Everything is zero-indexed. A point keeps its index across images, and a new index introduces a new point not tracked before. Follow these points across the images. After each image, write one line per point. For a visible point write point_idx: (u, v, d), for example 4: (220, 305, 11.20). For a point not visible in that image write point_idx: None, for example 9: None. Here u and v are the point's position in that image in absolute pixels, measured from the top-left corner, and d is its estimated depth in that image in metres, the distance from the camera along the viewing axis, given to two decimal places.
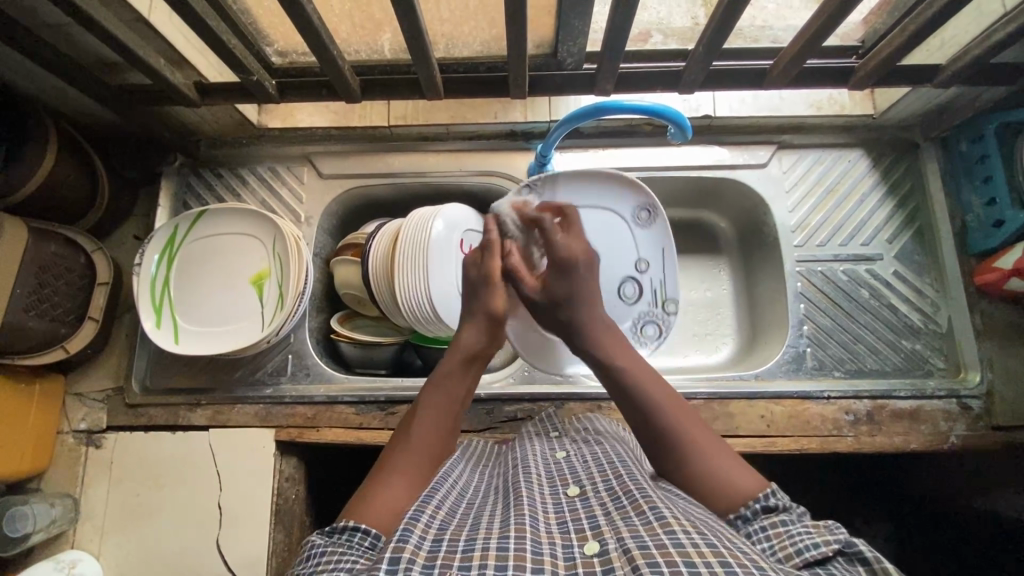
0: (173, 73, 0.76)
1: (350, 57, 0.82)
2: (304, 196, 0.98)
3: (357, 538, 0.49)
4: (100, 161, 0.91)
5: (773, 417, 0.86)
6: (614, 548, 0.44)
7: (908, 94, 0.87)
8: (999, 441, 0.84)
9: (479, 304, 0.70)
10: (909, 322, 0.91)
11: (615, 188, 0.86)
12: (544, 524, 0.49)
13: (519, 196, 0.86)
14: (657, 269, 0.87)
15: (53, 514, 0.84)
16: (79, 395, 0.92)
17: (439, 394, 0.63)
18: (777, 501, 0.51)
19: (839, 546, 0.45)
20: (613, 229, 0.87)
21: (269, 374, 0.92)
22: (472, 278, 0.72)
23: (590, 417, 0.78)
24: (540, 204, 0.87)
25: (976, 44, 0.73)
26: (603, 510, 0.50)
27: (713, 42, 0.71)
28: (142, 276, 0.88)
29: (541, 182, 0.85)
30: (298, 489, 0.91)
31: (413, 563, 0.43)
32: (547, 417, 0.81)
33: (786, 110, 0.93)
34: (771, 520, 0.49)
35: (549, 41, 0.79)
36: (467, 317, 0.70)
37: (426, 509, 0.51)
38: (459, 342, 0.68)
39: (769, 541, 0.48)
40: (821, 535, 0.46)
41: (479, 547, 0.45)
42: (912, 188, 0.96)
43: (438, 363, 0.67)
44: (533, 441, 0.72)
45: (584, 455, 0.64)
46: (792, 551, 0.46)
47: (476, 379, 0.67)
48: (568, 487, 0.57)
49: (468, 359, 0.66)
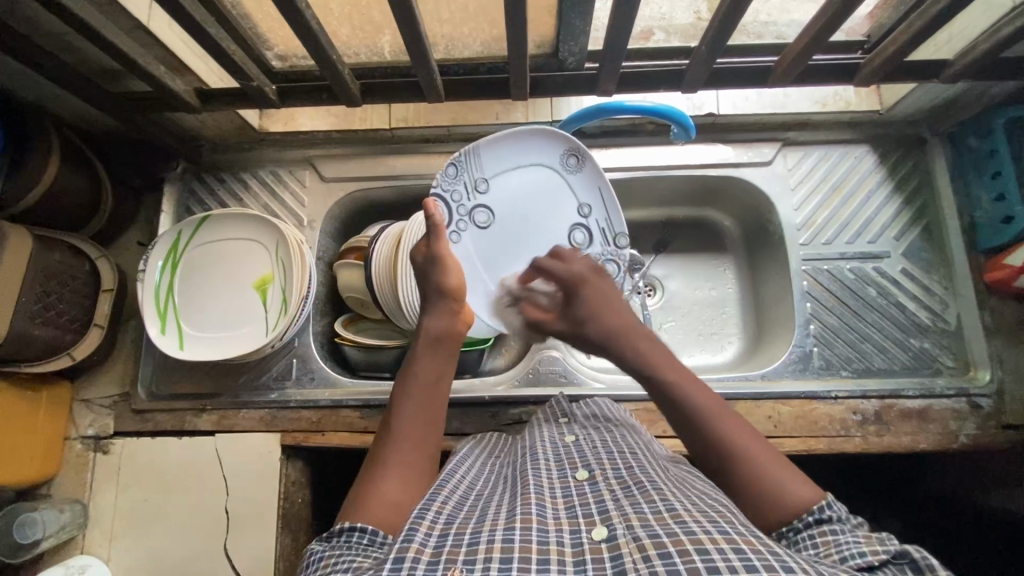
0: (173, 80, 0.76)
1: (350, 60, 0.81)
2: (306, 199, 0.98)
3: (355, 537, 0.50)
4: (102, 167, 0.91)
5: (780, 418, 0.85)
6: (622, 535, 0.44)
7: (915, 90, 0.86)
8: (1009, 439, 0.83)
9: (433, 287, 0.69)
10: (917, 320, 0.90)
11: (541, 139, 0.80)
12: (551, 512, 0.49)
13: (446, 177, 0.77)
14: (599, 210, 0.84)
15: (63, 520, 0.84)
16: (86, 401, 0.93)
17: (413, 381, 0.63)
18: (832, 512, 0.51)
19: (888, 556, 0.45)
20: (549, 183, 0.82)
21: (273, 379, 0.92)
22: (420, 265, 0.70)
23: (594, 401, 0.78)
24: (469, 179, 0.78)
25: (986, 37, 0.72)
26: (611, 497, 0.50)
27: (716, 42, 0.70)
28: (146, 283, 0.88)
29: (466, 156, 0.77)
30: (305, 492, 0.91)
31: (418, 561, 0.43)
32: (555, 403, 0.79)
33: (790, 107, 0.93)
34: (820, 530, 0.50)
35: (549, 41, 0.78)
36: (429, 302, 0.68)
37: (432, 505, 0.51)
38: (427, 326, 0.67)
39: (816, 548, 0.48)
40: (869, 545, 0.46)
41: (485, 539, 0.45)
42: (920, 185, 0.94)
43: (408, 351, 0.66)
44: (542, 426, 0.71)
45: (592, 440, 0.63)
46: (838, 558, 0.46)
47: (451, 360, 0.66)
48: (577, 470, 0.56)
49: (436, 340, 0.65)
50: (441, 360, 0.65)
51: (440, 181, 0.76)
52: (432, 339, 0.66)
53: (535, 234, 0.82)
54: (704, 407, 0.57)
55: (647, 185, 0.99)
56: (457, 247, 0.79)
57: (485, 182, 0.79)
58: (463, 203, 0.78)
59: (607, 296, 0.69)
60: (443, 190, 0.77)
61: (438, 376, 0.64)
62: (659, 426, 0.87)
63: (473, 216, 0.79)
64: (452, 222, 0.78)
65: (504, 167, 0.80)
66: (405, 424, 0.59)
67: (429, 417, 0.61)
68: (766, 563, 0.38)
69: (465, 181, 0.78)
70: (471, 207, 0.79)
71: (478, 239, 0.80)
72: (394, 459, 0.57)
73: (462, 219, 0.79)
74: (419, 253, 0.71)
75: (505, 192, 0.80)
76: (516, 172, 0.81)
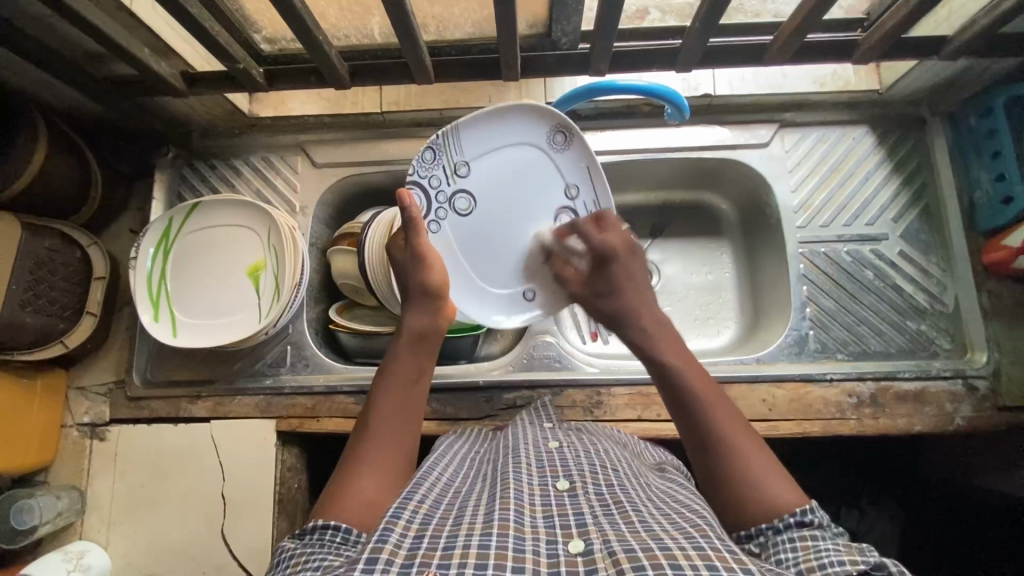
0: (157, 63, 0.75)
1: (340, 42, 0.80)
2: (298, 184, 0.97)
3: (328, 535, 0.50)
4: (91, 155, 0.91)
5: (775, 400, 0.85)
6: (599, 549, 0.44)
7: (916, 67, 0.84)
8: (1005, 421, 0.83)
9: (416, 286, 0.69)
10: (914, 303, 0.90)
11: (524, 118, 0.77)
12: (529, 519, 0.48)
13: (424, 160, 0.76)
14: (587, 190, 0.80)
15: (60, 506, 0.85)
16: (82, 389, 0.93)
17: (391, 379, 0.63)
18: (814, 518, 0.51)
19: (868, 567, 0.45)
20: (535, 163, 0.79)
21: (268, 365, 0.92)
22: (400, 260, 0.71)
23: (586, 423, 0.76)
24: (449, 162, 0.77)
25: (987, 12, 0.70)
26: (590, 510, 0.50)
27: (710, 19, 0.69)
28: (138, 270, 0.88)
29: (444, 139, 0.76)
30: (301, 478, 0.91)
31: (391, 564, 0.43)
32: (541, 407, 0.78)
33: (787, 87, 0.91)
34: (801, 533, 0.49)
35: (542, 20, 0.76)
36: (410, 299, 0.69)
37: (408, 506, 0.50)
38: (409, 323, 0.68)
39: (794, 553, 0.48)
40: (849, 555, 0.45)
41: (460, 544, 0.45)
42: (919, 166, 0.93)
43: (389, 348, 0.67)
44: (525, 428, 0.70)
45: (575, 449, 0.62)
46: (815, 565, 0.46)
47: (430, 356, 0.67)
48: (557, 480, 0.55)
49: (417, 338, 0.66)
50: (420, 358, 0.65)
51: (416, 167, 0.75)
52: (413, 337, 0.66)
53: (517, 218, 0.80)
54: (703, 396, 0.59)
55: (644, 168, 0.98)
56: (435, 235, 0.78)
57: (465, 165, 0.77)
58: (442, 189, 0.77)
59: (632, 276, 0.69)
60: (420, 176, 0.76)
61: (417, 375, 0.64)
62: (652, 409, 0.87)
63: (453, 202, 0.78)
64: (431, 209, 0.77)
65: (485, 148, 0.78)
66: (382, 422, 0.60)
67: (407, 415, 0.61)
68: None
69: (443, 166, 0.77)
70: (450, 193, 0.78)
71: (458, 226, 0.79)
72: (368, 456, 0.57)
73: (441, 207, 0.78)
74: (399, 249, 0.71)
75: (485, 176, 0.78)
76: (499, 153, 0.78)
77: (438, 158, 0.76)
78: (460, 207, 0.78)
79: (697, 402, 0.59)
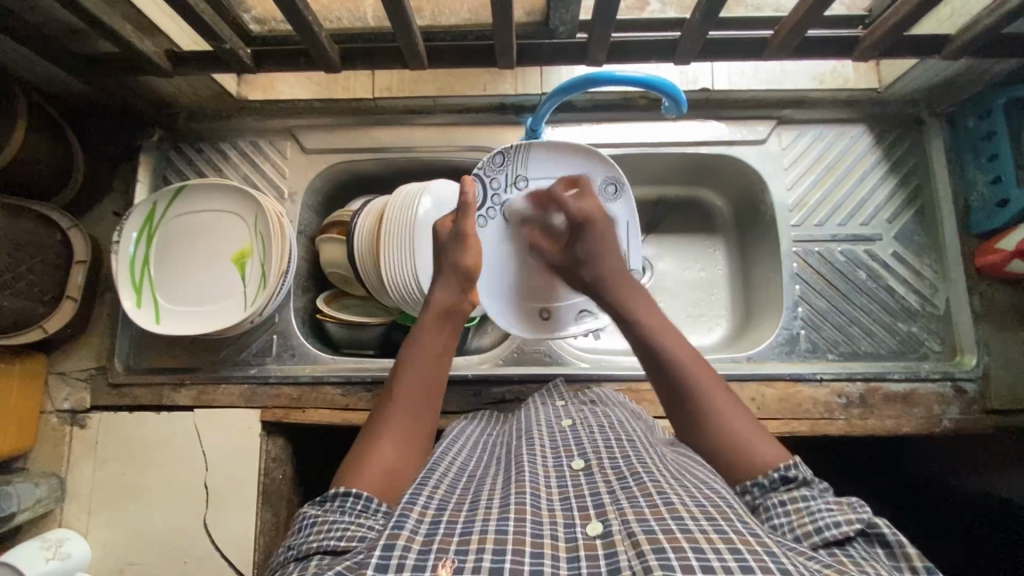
0: (141, 41, 0.72)
1: (331, 25, 0.78)
2: (287, 171, 0.95)
3: (350, 502, 0.50)
4: (73, 135, 0.88)
5: (764, 400, 0.84)
6: (618, 530, 0.43)
7: (915, 67, 0.84)
8: (993, 424, 0.83)
9: (449, 261, 0.71)
10: (906, 304, 0.89)
11: (583, 160, 0.81)
12: (545, 502, 0.48)
13: (492, 163, 0.80)
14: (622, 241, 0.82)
15: (40, 493, 0.83)
16: (63, 374, 0.91)
17: (416, 354, 0.64)
18: (797, 473, 0.53)
19: (862, 526, 0.47)
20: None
21: (253, 354, 0.90)
22: (443, 241, 0.72)
23: (596, 390, 0.76)
24: (512, 172, 0.80)
25: (989, 10, 0.69)
26: (607, 489, 0.49)
27: (710, 11, 0.67)
28: (121, 255, 0.85)
29: (515, 150, 0.80)
30: (285, 468, 0.90)
31: (409, 550, 0.42)
32: (553, 389, 0.76)
33: (787, 83, 0.90)
34: (789, 494, 0.51)
35: (539, 8, 0.75)
36: (443, 273, 0.71)
37: (424, 492, 0.50)
38: (435, 299, 0.69)
39: (787, 516, 0.50)
40: (843, 515, 0.48)
41: (477, 530, 0.44)
42: (916, 166, 0.92)
43: (415, 323, 0.68)
44: (539, 407, 0.70)
45: (589, 426, 0.62)
46: (811, 529, 0.48)
47: (455, 333, 0.68)
48: (572, 460, 0.55)
49: (444, 314, 0.68)
50: (447, 333, 0.67)
51: (483, 165, 0.79)
52: (439, 313, 0.68)
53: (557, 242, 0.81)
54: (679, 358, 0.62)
55: (639, 163, 0.96)
56: (483, 232, 0.81)
57: (527, 181, 0.81)
58: (499, 192, 0.81)
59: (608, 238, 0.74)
60: (485, 174, 0.80)
61: (442, 350, 0.66)
62: (642, 406, 0.86)
63: (505, 207, 0.81)
64: (484, 206, 0.81)
65: (548, 173, 0.81)
66: (406, 391, 0.61)
67: (430, 387, 0.62)
68: (761, 564, 0.39)
69: (507, 173, 0.80)
70: (505, 198, 0.81)
71: (504, 230, 0.82)
72: (392, 425, 0.59)
73: (494, 207, 0.81)
74: (445, 228, 0.73)
75: (539, 199, 0.81)
76: (557, 183, 0.82)
77: (506, 166, 0.80)
78: (509, 215, 0.81)
79: (683, 367, 0.61)
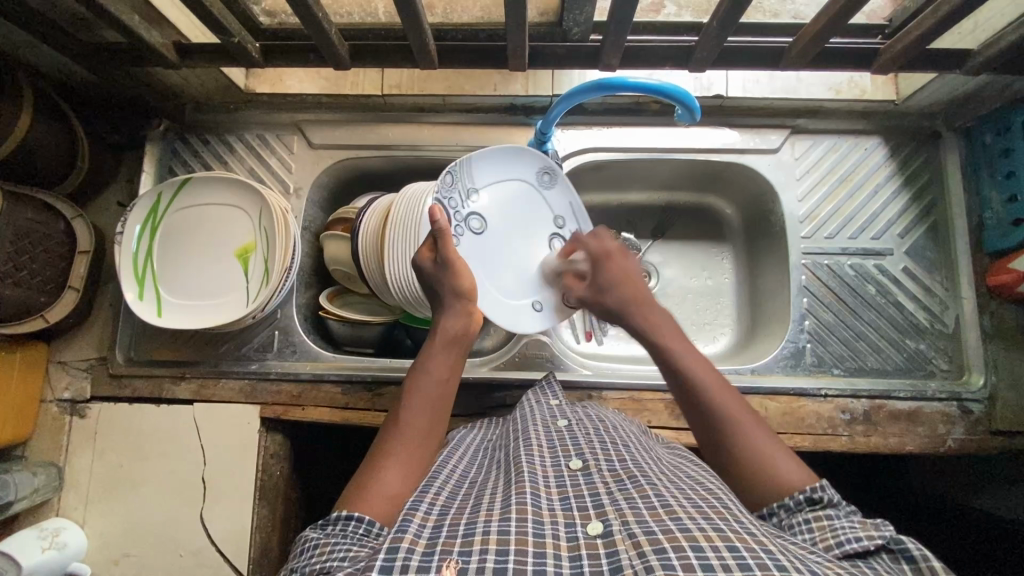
0: (148, 32, 0.71)
1: (340, 19, 0.77)
2: (293, 166, 0.94)
3: (351, 526, 0.49)
4: (79, 124, 0.87)
5: (767, 413, 0.84)
6: (618, 531, 0.43)
7: (935, 80, 0.82)
8: (997, 446, 0.82)
9: (449, 289, 0.67)
10: (915, 321, 0.88)
11: (517, 158, 0.79)
12: (545, 501, 0.47)
13: (444, 184, 0.73)
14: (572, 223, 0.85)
15: (37, 482, 0.83)
16: (63, 363, 0.91)
17: (425, 377, 0.63)
18: (825, 494, 0.50)
19: (886, 542, 0.45)
20: (526, 198, 0.81)
21: (254, 350, 0.90)
22: (429, 269, 0.68)
23: (589, 404, 0.74)
24: (463, 188, 0.75)
25: (1013, 28, 0.68)
26: (606, 490, 0.49)
27: (729, 17, 0.66)
28: (123, 250, 0.84)
29: (459, 165, 0.74)
30: (283, 465, 0.89)
31: (412, 553, 0.42)
32: (546, 382, 0.76)
33: (802, 92, 0.88)
34: (815, 513, 0.50)
35: (554, 8, 0.74)
36: (444, 303, 0.67)
37: (425, 498, 0.50)
38: (444, 325, 0.66)
39: (810, 533, 0.49)
40: (865, 530, 0.46)
41: (480, 531, 0.43)
42: (930, 180, 0.91)
43: (422, 349, 0.66)
44: (532, 407, 0.69)
45: (585, 426, 0.61)
46: (833, 542, 0.46)
47: (462, 361, 0.66)
48: (570, 460, 0.54)
49: (451, 340, 0.65)
50: (455, 360, 0.65)
51: (437, 190, 0.72)
52: (447, 340, 0.65)
53: (517, 241, 0.81)
54: (713, 394, 0.58)
55: (650, 167, 0.95)
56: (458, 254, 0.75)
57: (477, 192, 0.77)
58: (458, 211, 0.75)
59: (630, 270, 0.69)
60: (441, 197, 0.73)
61: (450, 374, 0.64)
62: (643, 416, 0.85)
63: (466, 223, 0.76)
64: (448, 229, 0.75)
65: (492, 180, 0.78)
66: (412, 421, 0.59)
67: (435, 417, 0.61)
68: (760, 560, 0.38)
69: (459, 190, 0.75)
70: (465, 214, 0.76)
71: (472, 245, 0.76)
72: (397, 452, 0.57)
73: (460, 225, 0.75)
74: (425, 259, 0.68)
75: (493, 205, 0.79)
76: (502, 187, 0.80)
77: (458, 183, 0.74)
78: (475, 227, 0.77)
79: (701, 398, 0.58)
